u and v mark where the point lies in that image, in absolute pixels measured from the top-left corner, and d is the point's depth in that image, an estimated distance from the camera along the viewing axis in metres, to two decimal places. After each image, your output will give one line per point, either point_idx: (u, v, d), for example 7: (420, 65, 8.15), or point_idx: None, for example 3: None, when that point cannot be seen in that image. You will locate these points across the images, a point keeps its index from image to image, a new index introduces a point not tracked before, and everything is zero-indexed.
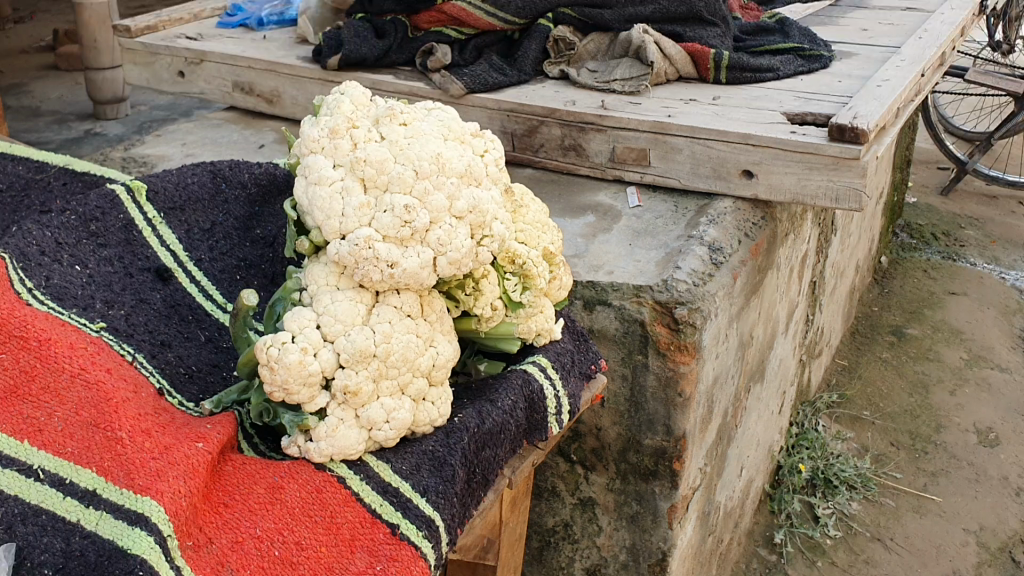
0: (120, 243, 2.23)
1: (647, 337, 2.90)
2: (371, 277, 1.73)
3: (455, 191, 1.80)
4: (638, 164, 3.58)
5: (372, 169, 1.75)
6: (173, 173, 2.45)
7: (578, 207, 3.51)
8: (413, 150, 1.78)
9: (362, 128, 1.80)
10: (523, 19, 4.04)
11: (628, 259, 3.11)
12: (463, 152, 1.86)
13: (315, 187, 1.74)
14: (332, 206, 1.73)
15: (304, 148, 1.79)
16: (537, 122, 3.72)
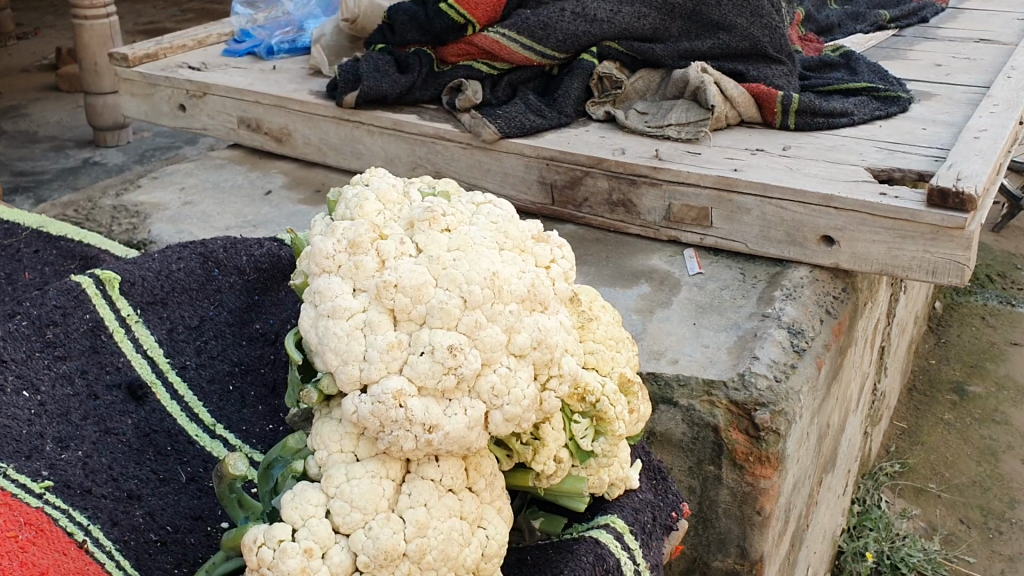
0: (84, 353, 1.79)
1: (721, 445, 2.46)
2: (402, 445, 1.27)
3: (514, 322, 1.34)
4: (698, 224, 3.12)
5: (404, 295, 1.29)
6: (154, 258, 2.01)
7: (630, 274, 3.05)
8: (458, 269, 1.33)
9: (389, 237, 1.34)
10: (565, 54, 3.60)
11: (694, 345, 2.65)
12: (524, 266, 1.40)
13: (328, 322, 1.28)
14: (351, 349, 1.27)
15: (313, 264, 1.33)
16: (580, 172, 3.27)
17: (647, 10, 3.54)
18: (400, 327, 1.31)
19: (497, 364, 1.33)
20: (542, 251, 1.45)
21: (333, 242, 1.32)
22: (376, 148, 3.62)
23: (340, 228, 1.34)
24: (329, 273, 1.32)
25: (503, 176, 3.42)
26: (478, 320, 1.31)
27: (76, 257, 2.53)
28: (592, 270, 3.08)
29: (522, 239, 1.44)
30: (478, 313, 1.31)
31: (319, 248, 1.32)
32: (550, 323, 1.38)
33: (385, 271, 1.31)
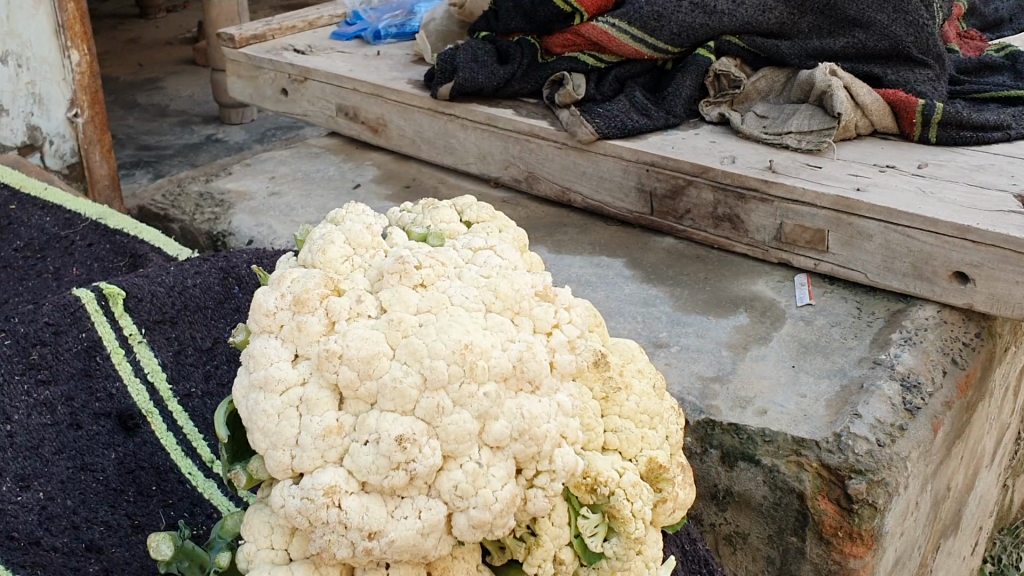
0: (74, 377, 1.67)
1: (807, 515, 2.13)
2: (334, 550, 1.05)
3: (488, 408, 1.08)
4: (812, 247, 2.76)
5: (350, 369, 1.06)
6: (171, 270, 1.86)
7: (728, 300, 2.72)
8: (424, 338, 1.08)
9: (345, 294, 1.11)
10: (679, 48, 3.27)
11: (788, 393, 2.31)
12: (514, 335, 1.15)
13: (258, 395, 1.07)
14: (280, 431, 1.05)
15: (253, 321, 1.11)
16: (684, 181, 2.94)
17: (775, 2, 3.15)
18: (346, 406, 1.08)
19: (463, 459, 1.09)
20: (543, 315, 1.18)
21: (277, 298, 1.10)
22: (470, 143, 3.41)
23: (287, 280, 1.11)
24: (270, 334, 1.10)
25: (600, 181, 3.14)
26: (439, 406, 1.06)
27: (127, 254, 2.43)
28: (686, 293, 2.76)
29: (518, 299, 1.17)
30: (441, 397, 1.07)
31: (258, 306, 1.10)
32: (538, 409, 1.12)
33: (333, 337, 1.08)
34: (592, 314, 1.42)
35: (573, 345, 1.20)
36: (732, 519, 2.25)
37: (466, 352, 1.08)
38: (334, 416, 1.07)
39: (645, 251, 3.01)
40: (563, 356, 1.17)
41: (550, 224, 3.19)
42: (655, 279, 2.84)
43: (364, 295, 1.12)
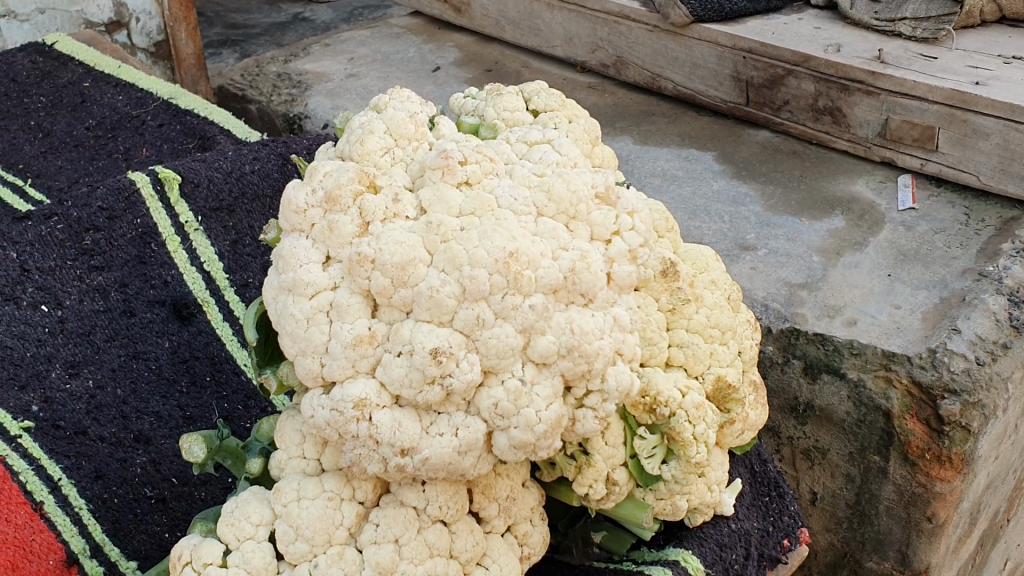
0: (127, 263, 1.72)
1: (892, 434, 2.00)
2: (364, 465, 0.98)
3: (534, 322, 0.99)
4: (920, 145, 2.54)
5: (383, 275, 0.97)
6: (228, 157, 1.90)
7: (823, 201, 2.54)
8: (465, 244, 0.99)
9: (382, 193, 1.02)
10: None
11: (881, 304, 2.16)
12: (567, 242, 1.04)
13: (287, 300, 1.00)
14: (309, 339, 0.98)
15: (283, 219, 1.03)
16: (783, 70, 2.73)
17: None
18: (380, 313, 1.00)
19: (506, 374, 1.00)
20: (602, 220, 1.07)
21: (308, 195, 1.01)
22: (556, 24, 3.23)
23: (320, 177, 1.03)
24: (301, 234, 1.02)
25: (693, 67, 2.94)
26: (480, 318, 0.97)
27: (196, 135, 2.37)
28: (778, 191, 2.59)
29: (575, 203, 1.06)
30: (481, 309, 0.98)
31: (287, 203, 1.01)
32: (590, 323, 1.02)
33: (366, 239, 0.99)
34: (662, 217, 1.31)
35: (636, 254, 1.09)
36: (812, 433, 2.14)
37: (511, 261, 0.98)
38: (366, 325, 0.99)
39: (738, 145, 2.82)
40: (621, 267, 1.06)
41: (637, 113, 3.02)
42: (746, 175, 2.67)
43: (403, 196, 1.02)
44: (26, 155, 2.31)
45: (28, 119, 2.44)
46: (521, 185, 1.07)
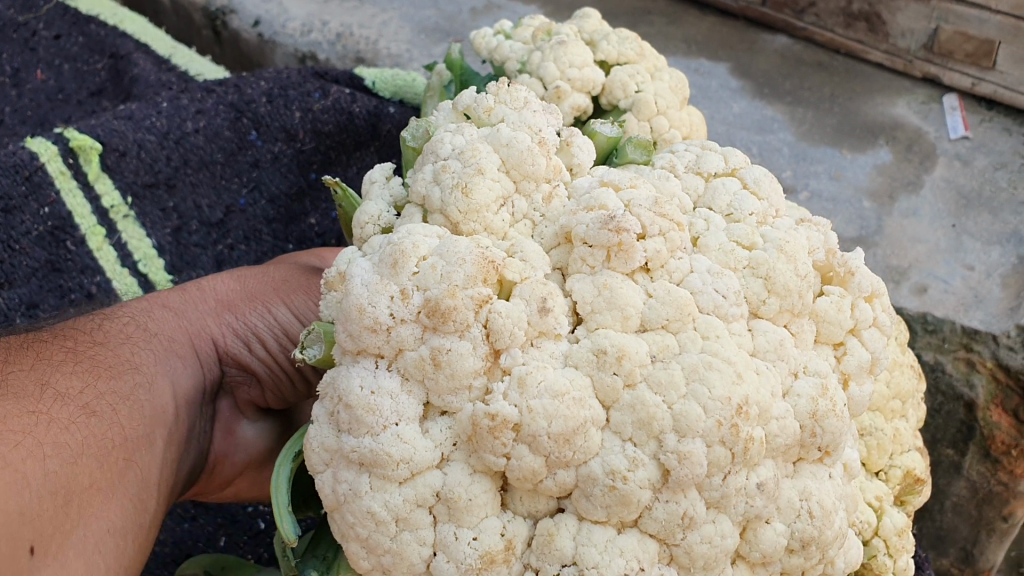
0: (41, 268, 1.72)
1: (973, 427, 1.75)
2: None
3: (760, 510, 0.99)
4: (973, 61, 2.18)
5: (530, 453, 0.93)
6: (163, 110, 1.84)
7: (862, 127, 2.18)
8: (667, 402, 0.95)
9: (516, 300, 0.96)
10: None
11: (951, 265, 1.82)
12: (782, 358, 1.03)
13: (358, 461, 0.96)
14: (413, 530, 0.96)
15: (347, 339, 0.96)
16: None
17: None
18: (519, 497, 0.99)
19: None
20: (836, 319, 1.08)
21: (396, 303, 0.95)
22: None
23: (390, 293, 0.95)
24: (378, 362, 0.97)
25: None
26: (689, 515, 0.96)
27: (103, 51, 2.09)
28: (809, 115, 2.22)
29: (797, 300, 1.05)
30: (687, 509, 0.96)
31: (361, 318, 0.94)
32: (827, 493, 1.04)
33: (499, 395, 0.94)
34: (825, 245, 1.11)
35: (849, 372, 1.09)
36: None
37: (740, 424, 0.95)
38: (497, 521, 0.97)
39: (754, 54, 2.42)
40: (858, 387, 1.09)
41: (632, 11, 2.57)
42: (770, 94, 2.29)
43: (553, 308, 0.96)
44: None
45: None
46: (724, 269, 1.05)
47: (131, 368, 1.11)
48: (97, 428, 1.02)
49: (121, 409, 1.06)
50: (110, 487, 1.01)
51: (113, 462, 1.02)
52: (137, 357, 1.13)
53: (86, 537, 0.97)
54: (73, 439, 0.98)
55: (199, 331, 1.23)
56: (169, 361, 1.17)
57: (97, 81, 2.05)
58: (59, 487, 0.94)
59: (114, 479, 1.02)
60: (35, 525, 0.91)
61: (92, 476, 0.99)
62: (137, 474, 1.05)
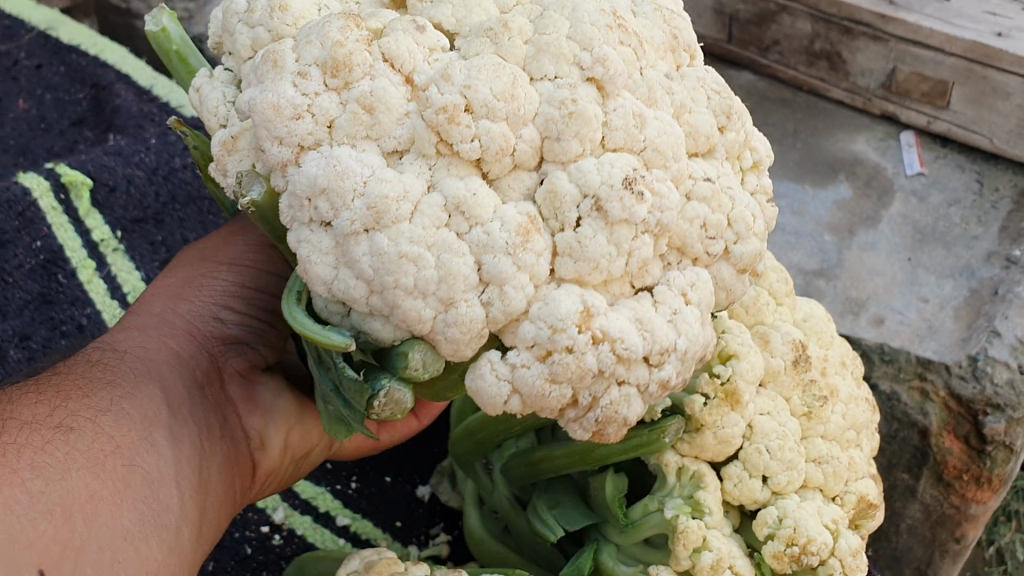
0: (33, 297, 1.71)
1: (928, 452, 1.82)
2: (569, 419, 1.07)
3: (677, 100, 1.15)
4: (929, 100, 2.27)
5: (492, 124, 1.03)
6: (151, 146, 1.94)
7: (824, 163, 2.27)
8: (555, 41, 1.08)
9: (395, 33, 1.07)
10: None
11: (906, 297, 1.91)
12: (671, 94, 1.15)
13: (361, 226, 1.01)
14: (448, 252, 1.01)
15: (281, 135, 1.03)
16: (776, 6, 2.40)
17: None
18: (496, 182, 1.07)
19: (688, 183, 1.13)
20: None
21: (305, 83, 1.04)
22: None
23: (290, 76, 1.04)
24: (320, 149, 1.04)
25: None
26: (637, 114, 1.09)
27: (84, 80, 2.14)
28: (773, 151, 2.31)
29: None
30: (602, 188, 1.05)
31: (281, 111, 1.02)
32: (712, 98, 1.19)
33: (434, 95, 1.03)
34: None
35: (725, 116, 1.20)
36: None
37: (621, 30, 1.11)
38: (495, 209, 1.04)
39: None
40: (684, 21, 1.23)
41: None
42: None
43: (422, 29, 1.08)
44: None
45: None
46: None
47: (110, 380, 1.14)
48: (80, 442, 1.05)
49: (108, 417, 1.09)
50: (116, 492, 1.04)
51: (111, 472, 1.05)
52: (105, 374, 1.14)
53: (103, 543, 1.01)
54: (55, 459, 1.02)
55: (174, 325, 1.27)
56: (157, 359, 1.20)
57: (78, 110, 2.10)
58: (52, 505, 0.99)
59: (119, 484, 1.05)
60: (43, 543, 0.96)
61: (90, 486, 1.03)
62: (148, 472, 1.09)
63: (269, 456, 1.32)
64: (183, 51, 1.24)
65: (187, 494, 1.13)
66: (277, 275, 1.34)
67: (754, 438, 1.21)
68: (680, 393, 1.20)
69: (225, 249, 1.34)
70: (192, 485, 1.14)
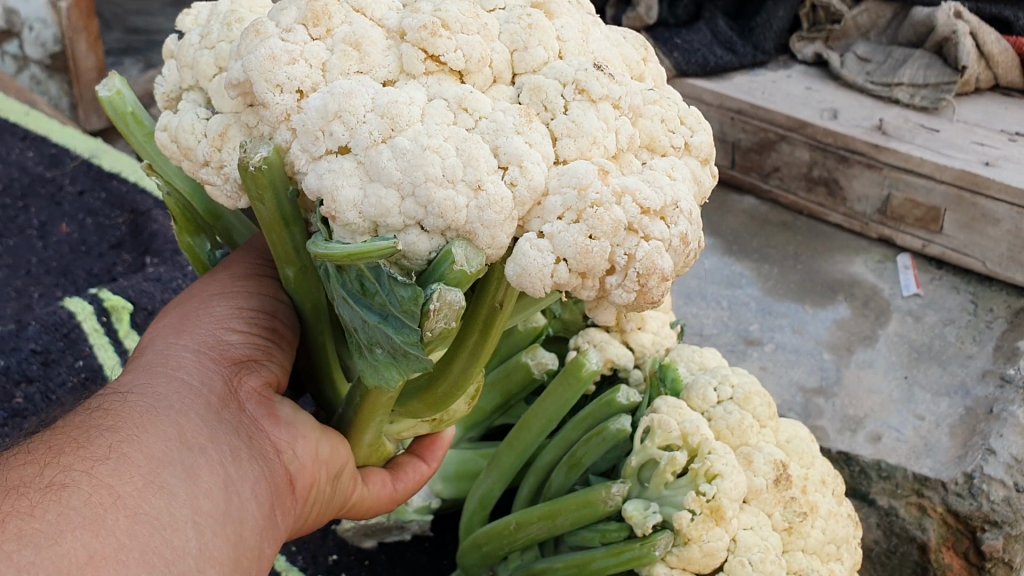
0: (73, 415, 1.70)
1: (928, 569, 1.83)
2: (611, 289, 0.95)
3: (600, 27, 1.13)
4: (923, 225, 2.38)
5: (469, 36, 0.98)
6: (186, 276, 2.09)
7: (824, 284, 2.37)
8: None
9: None
10: None
11: (903, 414, 1.98)
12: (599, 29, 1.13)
13: (379, 136, 0.92)
14: (469, 157, 0.92)
15: (266, 83, 0.94)
16: (775, 135, 2.57)
17: None
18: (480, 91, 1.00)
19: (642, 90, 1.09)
20: None
21: (283, 32, 0.97)
22: None
23: (277, 36, 0.97)
24: (308, 86, 0.96)
25: None
26: (565, 21, 1.06)
27: (124, 206, 2.32)
28: (775, 272, 2.42)
29: None
30: (577, 72, 1.00)
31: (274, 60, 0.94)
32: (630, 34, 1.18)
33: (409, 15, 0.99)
34: None
35: (643, 49, 1.18)
36: None
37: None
38: (492, 107, 0.97)
39: (724, 214, 2.65)
40: None
41: None
42: (738, 251, 2.49)
43: None
44: None
45: None
46: None
47: (103, 425, 0.87)
48: (77, 498, 0.78)
49: (107, 465, 0.82)
50: (123, 546, 0.78)
51: (118, 522, 0.79)
52: (102, 417, 0.88)
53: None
54: (47, 521, 0.75)
55: (165, 363, 0.98)
56: (155, 395, 0.93)
57: (117, 234, 2.25)
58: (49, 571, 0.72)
59: (128, 536, 0.78)
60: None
61: (91, 544, 0.76)
62: (160, 517, 0.82)
63: (304, 477, 1.04)
64: (140, 113, 1.17)
65: (217, 536, 0.87)
66: (271, 294, 1.11)
67: (738, 552, 1.19)
68: (669, 509, 1.16)
69: (207, 286, 1.10)
70: (222, 520, 0.88)
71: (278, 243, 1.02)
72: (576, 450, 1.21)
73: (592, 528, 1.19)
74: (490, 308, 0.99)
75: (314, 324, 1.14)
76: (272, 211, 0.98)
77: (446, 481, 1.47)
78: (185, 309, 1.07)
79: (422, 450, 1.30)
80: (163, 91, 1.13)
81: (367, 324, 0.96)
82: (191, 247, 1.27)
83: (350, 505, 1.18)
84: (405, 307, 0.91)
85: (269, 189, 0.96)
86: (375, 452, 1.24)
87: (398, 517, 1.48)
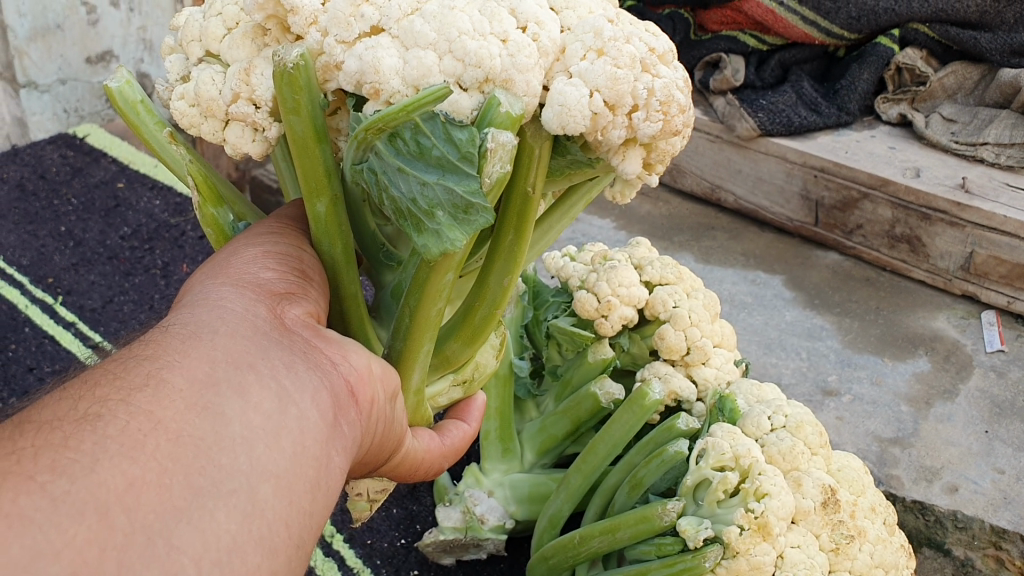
0: None
1: None
2: (642, 127, 0.94)
3: None
4: (1007, 283, 2.40)
5: None
6: None
7: (904, 339, 2.39)
8: None
9: None
10: (841, 50, 3.08)
11: (982, 467, 1.98)
12: None
13: (409, 8, 0.93)
14: (495, 21, 0.93)
15: None
16: (858, 193, 2.61)
17: None
18: None
19: None
20: None
21: None
22: None
23: None
24: None
25: (757, 182, 2.86)
26: None
27: None
28: (856, 325, 2.45)
29: None
30: None
31: None
32: None
33: None
34: None
35: None
36: None
37: None
38: None
39: (807, 269, 2.70)
40: None
41: (697, 227, 2.92)
42: (820, 304, 2.54)
43: None
44: (58, 268, 2.39)
45: (60, 225, 2.55)
46: None
47: (139, 357, 0.78)
48: (112, 426, 0.69)
49: (144, 392, 0.73)
50: (166, 469, 0.68)
51: (159, 446, 0.69)
52: (132, 355, 0.78)
53: (167, 550, 0.65)
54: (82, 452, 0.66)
55: (204, 298, 0.88)
56: (191, 326, 0.82)
57: None
58: (82, 502, 0.63)
59: (171, 459, 0.69)
60: (72, 564, 0.61)
61: (130, 469, 0.67)
62: (203, 439, 0.72)
63: (364, 388, 0.92)
64: (150, 104, 1.12)
65: (275, 452, 0.76)
66: (299, 243, 1.01)
67: (784, 567, 1.25)
68: (720, 525, 1.24)
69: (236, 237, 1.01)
70: (278, 436, 0.77)
71: (307, 161, 0.95)
72: (638, 471, 1.32)
73: (648, 542, 1.29)
74: (522, 194, 0.96)
75: (347, 271, 1.05)
76: (307, 123, 0.92)
77: (520, 503, 1.60)
78: (216, 257, 0.97)
79: (459, 413, 1.27)
80: (174, 76, 1.07)
81: (425, 187, 0.88)
82: (214, 221, 1.10)
83: (398, 456, 1.08)
84: (463, 152, 0.85)
85: (305, 95, 0.90)
86: (418, 407, 1.15)
87: (475, 534, 1.57)
